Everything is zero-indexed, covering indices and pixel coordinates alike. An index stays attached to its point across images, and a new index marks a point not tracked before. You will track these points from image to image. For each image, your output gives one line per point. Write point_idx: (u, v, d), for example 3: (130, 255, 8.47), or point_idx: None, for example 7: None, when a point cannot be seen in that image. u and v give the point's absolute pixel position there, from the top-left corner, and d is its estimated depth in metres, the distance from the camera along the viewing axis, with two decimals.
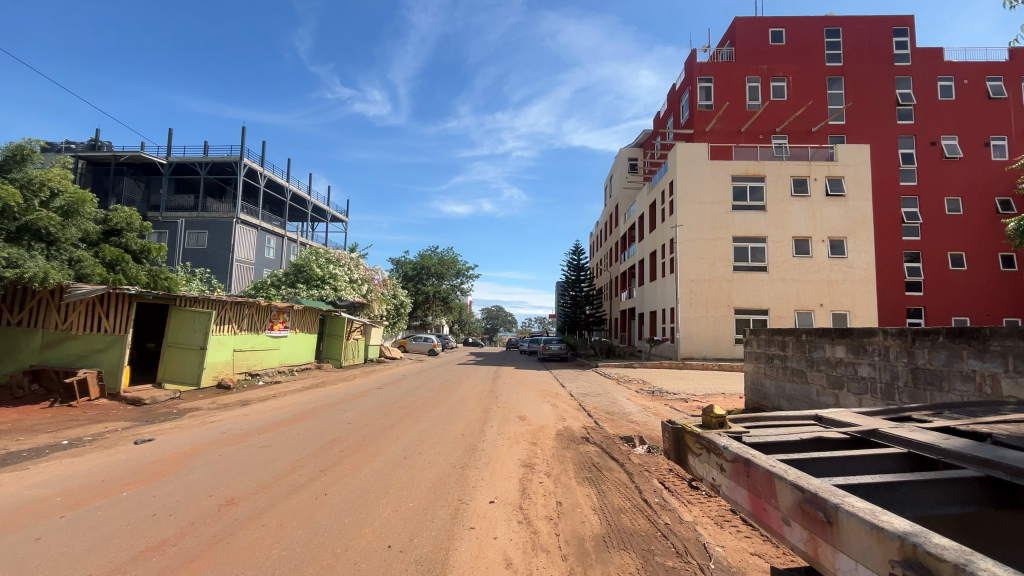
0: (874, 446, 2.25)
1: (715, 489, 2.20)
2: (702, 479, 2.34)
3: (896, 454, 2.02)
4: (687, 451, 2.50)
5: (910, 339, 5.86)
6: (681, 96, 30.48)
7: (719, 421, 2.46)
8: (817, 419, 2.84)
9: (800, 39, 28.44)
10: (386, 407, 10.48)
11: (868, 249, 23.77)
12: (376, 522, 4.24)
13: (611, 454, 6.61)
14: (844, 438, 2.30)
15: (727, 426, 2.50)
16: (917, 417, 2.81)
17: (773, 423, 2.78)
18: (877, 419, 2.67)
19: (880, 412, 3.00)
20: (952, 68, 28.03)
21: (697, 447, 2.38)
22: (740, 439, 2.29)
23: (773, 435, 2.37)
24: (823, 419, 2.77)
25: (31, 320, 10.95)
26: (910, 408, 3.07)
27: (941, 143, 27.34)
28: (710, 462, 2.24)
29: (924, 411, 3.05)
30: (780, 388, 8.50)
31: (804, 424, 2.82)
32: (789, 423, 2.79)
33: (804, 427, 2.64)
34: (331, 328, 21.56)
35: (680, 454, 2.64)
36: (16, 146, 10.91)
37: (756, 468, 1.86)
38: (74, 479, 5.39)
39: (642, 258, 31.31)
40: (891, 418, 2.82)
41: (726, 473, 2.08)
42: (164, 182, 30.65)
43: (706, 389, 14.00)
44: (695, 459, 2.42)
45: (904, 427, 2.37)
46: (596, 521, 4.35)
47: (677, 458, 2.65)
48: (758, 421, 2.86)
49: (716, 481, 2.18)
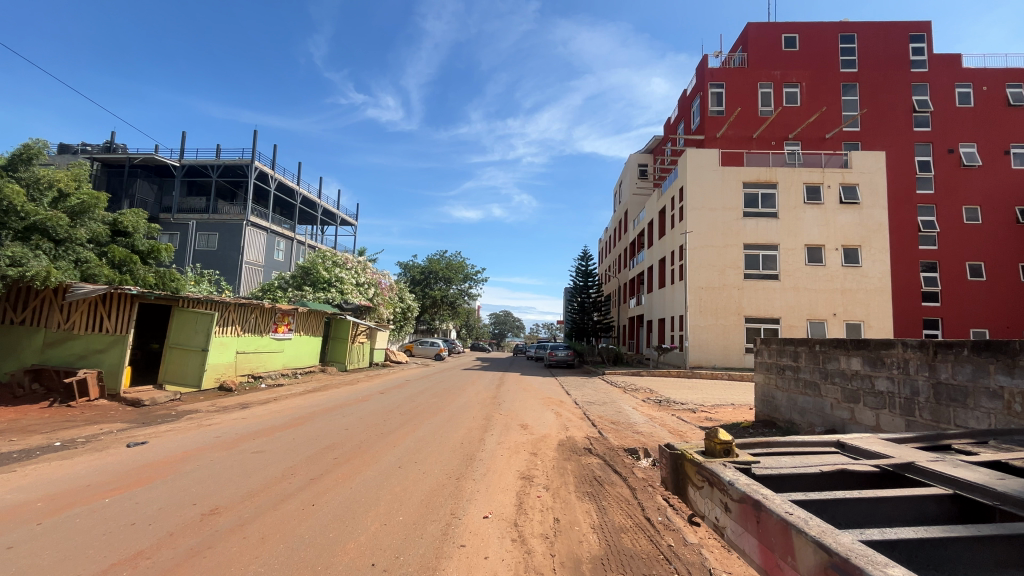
0: (909, 483, 2.00)
1: (718, 529, 1.97)
2: (704, 517, 2.11)
3: (939, 497, 1.78)
4: (688, 482, 2.26)
5: (931, 351, 5.52)
6: (692, 102, 30.24)
7: (724, 448, 2.22)
8: (839, 446, 2.60)
9: (814, 45, 28.10)
10: (385, 413, 10.25)
11: (883, 258, 23.31)
12: (362, 537, 4.04)
13: (614, 467, 6.35)
14: (873, 471, 2.05)
15: (733, 454, 2.26)
16: (959, 449, 2.52)
17: (789, 450, 2.52)
18: (911, 450, 2.40)
19: (912, 439, 2.73)
20: (970, 75, 27.53)
21: (699, 480, 2.14)
22: (748, 472, 2.05)
23: (788, 465, 2.14)
24: (846, 447, 2.52)
25: (34, 319, 10.91)
26: (947, 436, 2.79)
27: (959, 151, 26.75)
28: (713, 499, 2.00)
29: (964, 439, 2.76)
30: (792, 401, 8.19)
31: (824, 452, 2.56)
32: (807, 449, 2.54)
33: (826, 456, 2.39)
34: (336, 332, 21.45)
35: (678, 484, 2.40)
36: (24, 146, 10.97)
37: (770, 515, 1.62)
38: (58, 483, 5.24)
39: (651, 264, 30.93)
40: (926, 448, 2.56)
41: (732, 515, 1.85)
42: (177, 184, 30.96)
43: (715, 399, 13.61)
44: (696, 492, 2.18)
45: (946, 461, 2.10)
46: (595, 541, 4.09)
47: (675, 488, 2.41)
48: (771, 445, 2.60)
49: (720, 521, 1.95)
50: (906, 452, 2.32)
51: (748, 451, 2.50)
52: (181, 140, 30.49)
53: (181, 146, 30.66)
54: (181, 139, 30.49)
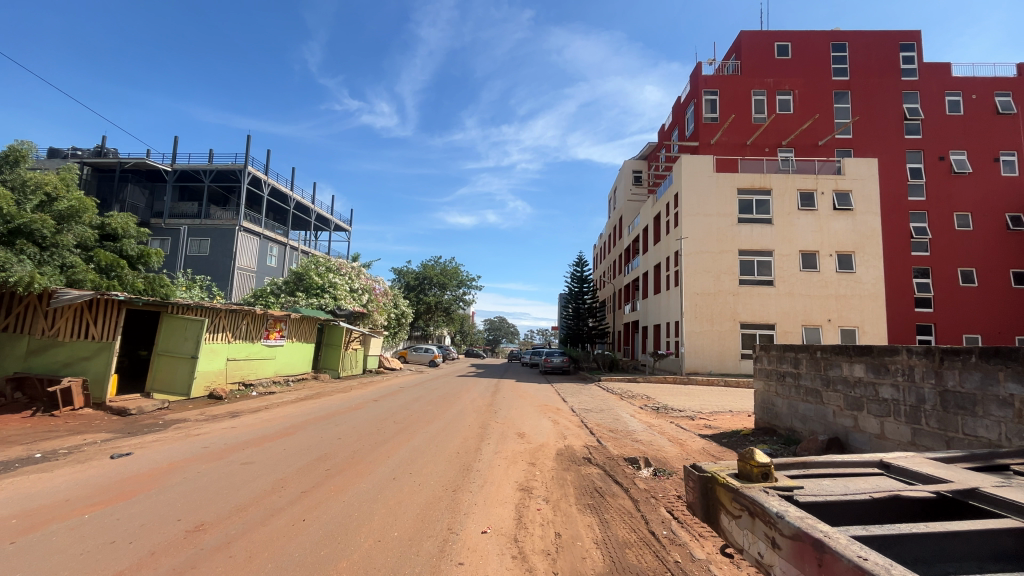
0: (974, 512, 1.86)
1: (764, 566, 1.81)
2: (744, 550, 1.95)
3: (1014, 531, 1.63)
4: (722, 510, 2.11)
5: (937, 358, 5.42)
6: (686, 109, 30.39)
7: (762, 473, 2.06)
8: (882, 466, 2.47)
9: (806, 53, 28.36)
10: (379, 421, 10.03)
11: (876, 264, 23.43)
12: (355, 555, 3.85)
13: (615, 477, 6.19)
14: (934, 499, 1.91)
15: (771, 478, 2.10)
16: (1011, 472, 2.38)
17: (831, 469, 2.39)
18: (964, 473, 2.26)
19: (960, 459, 2.59)
20: (959, 83, 27.89)
21: (735, 508, 1.99)
22: (792, 499, 1.90)
23: (834, 490, 2.00)
24: (892, 469, 2.38)
25: (18, 326, 10.63)
26: (995, 456, 2.65)
27: (949, 158, 27.03)
28: (756, 532, 1.85)
29: (1009, 459, 2.62)
30: (793, 408, 8.09)
31: (868, 473, 2.42)
32: (850, 470, 2.40)
33: (867, 478, 2.25)
34: (329, 338, 21.19)
35: (708, 511, 2.25)
36: (11, 147, 10.88)
37: (833, 558, 1.46)
38: (36, 498, 5.00)
39: (646, 270, 30.94)
40: (977, 471, 2.42)
41: (782, 552, 1.69)
42: (168, 189, 30.66)
43: (712, 406, 13.49)
44: (733, 523, 2.03)
45: (1011, 488, 1.96)
46: (598, 557, 3.93)
47: (706, 515, 2.25)
48: (810, 464, 2.46)
49: (766, 557, 1.79)
50: (960, 475, 2.18)
51: (785, 471, 2.36)
52: (173, 145, 30.23)
53: (173, 151, 30.39)
54: (173, 144, 30.23)
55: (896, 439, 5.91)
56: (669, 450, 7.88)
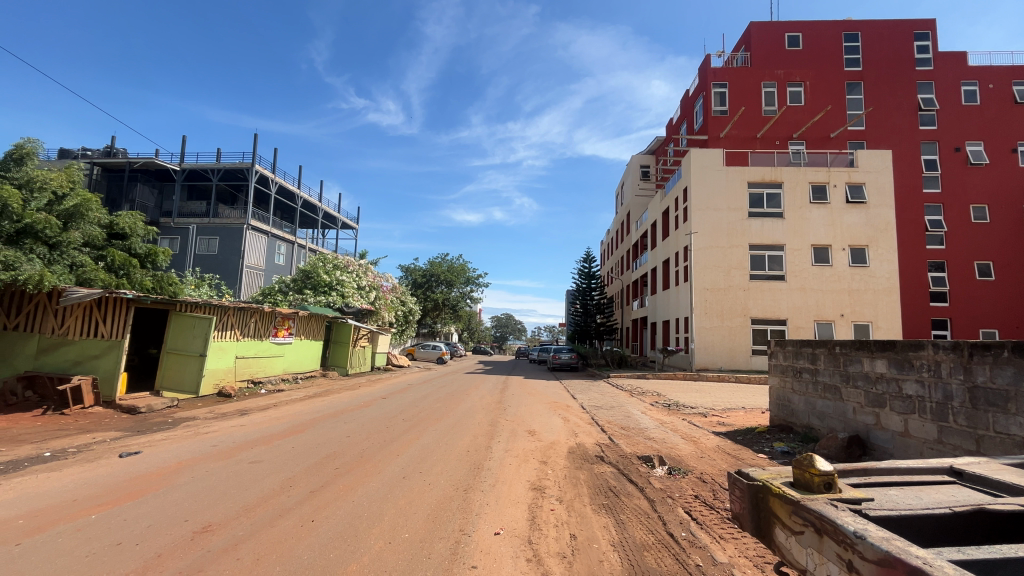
0: None
1: None
2: (807, 570, 1.81)
3: None
4: (778, 524, 1.97)
5: (966, 353, 5.21)
6: (695, 102, 29.97)
7: (824, 482, 1.91)
8: (954, 473, 2.32)
9: (818, 44, 27.87)
10: (388, 419, 9.95)
11: (890, 257, 23.03)
12: (365, 558, 3.74)
13: (629, 476, 6.04)
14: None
15: (834, 490, 1.95)
16: None
17: (897, 476, 2.24)
18: None
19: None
20: (976, 72, 27.31)
21: (796, 523, 1.85)
22: (863, 514, 1.75)
23: (911, 502, 1.87)
24: (966, 477, 2.22)
25: (28, 325, 10.64)
26: None
27: (965, 149, 26.52)
28: (824, 551, 1.70)
29: None
30: (810, 405, 7.90)
31: (937, 480, 2.27)
32: (921, 476, 2.25)
33: (940, 488, 2.09)
34: (337, 336, 21.17)
35: (760, 525, 2.10)
36: (16, 145, 10.78)
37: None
38: (43, 498, 4.95)
39: (655, 265, 30.68)
40: None
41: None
42: (177, 189, 30.79)
43: (725, 403, 13.28)
44: (792, 540, 1.88)
45: None
46: (616, 560, 3.79)
47: (757, 529, 2.11)
48: (871, 469, 2.31)
49: None
50: None
51: (847, 478, 2.21)
52: (181, 144, 30.33)
53: (181, 150, 30.50)
54: (181, 143, 30.33)
55: (920, 436, 5.72)
56: (683, 448, 7.70)
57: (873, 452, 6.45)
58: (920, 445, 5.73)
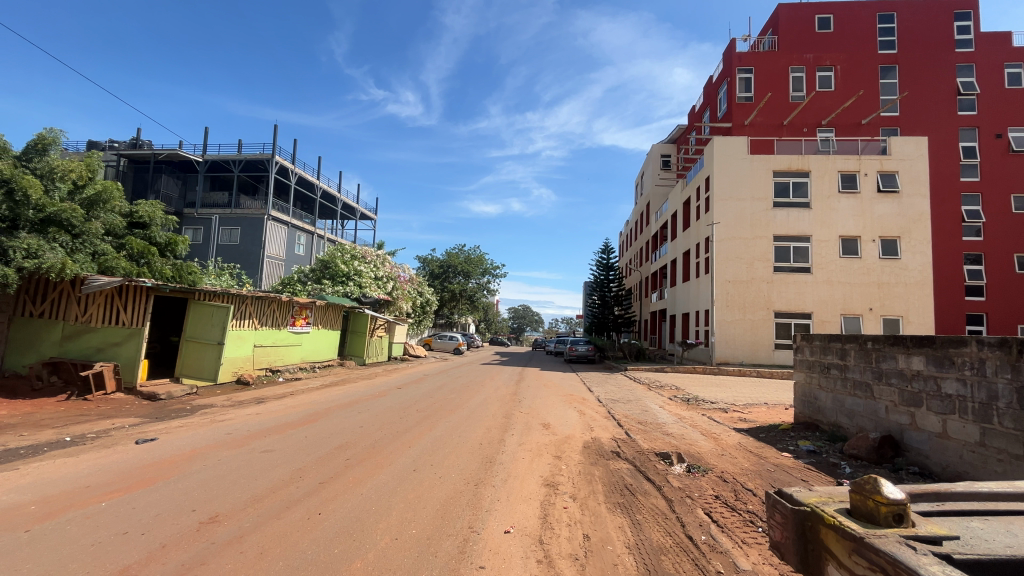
0: None
1: None
2: None
3: None
4: (832, 560, 1.73)
5: (1014, 350, 4.82)
6: (719, 88, 29.04)
7: (893, 514, 1.67)
8: None
9: (850, 26, 26.69)
10: (402, 409, 9.92)
11: (924, 249, 22.10)
12: (370, 554, 3.62)
13: (646, 474, 5.83)
14: None
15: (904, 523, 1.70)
16: None
17: (980, 502, 1.98)
18: None
19: None
20: (1021, 54, 25.85)
21: (857, 565, 1.61)
22: (945, 556, 1.51)
23: (1005, 544, 1.63)
24: None
25: (52, 312, 10.87)
26: None
27: (1007, 136, 25.24)
28: None
29: None
30: (838, 403, 7.55)
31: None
32: (1008, 503, 1.99)
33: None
34: (354, 325, 21.29)
35: (807, 556, 1.87)
36: (37, 136, 10.72)
37: None
38: (57, 485, 4.96)
39: (675, 257, 30.07)
40: None
41: None
42: (200, 180, 31.27)
43: (747, 398, 12.90)
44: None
45: None
46: (631, 564, 3.60)
47: (802, 561, 1.88)
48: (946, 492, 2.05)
49: None
50: None
51: (920, 504, 1.96)
52: (204, 135, 30.75)
53: (203, 142, 30.93)
54: (204, 135, 30.75)
55: (960, 438, 5.37)
56: (703, 445, 7.44)
57: (907, 454, 6.11)
58: (960, 447, 5.38)
